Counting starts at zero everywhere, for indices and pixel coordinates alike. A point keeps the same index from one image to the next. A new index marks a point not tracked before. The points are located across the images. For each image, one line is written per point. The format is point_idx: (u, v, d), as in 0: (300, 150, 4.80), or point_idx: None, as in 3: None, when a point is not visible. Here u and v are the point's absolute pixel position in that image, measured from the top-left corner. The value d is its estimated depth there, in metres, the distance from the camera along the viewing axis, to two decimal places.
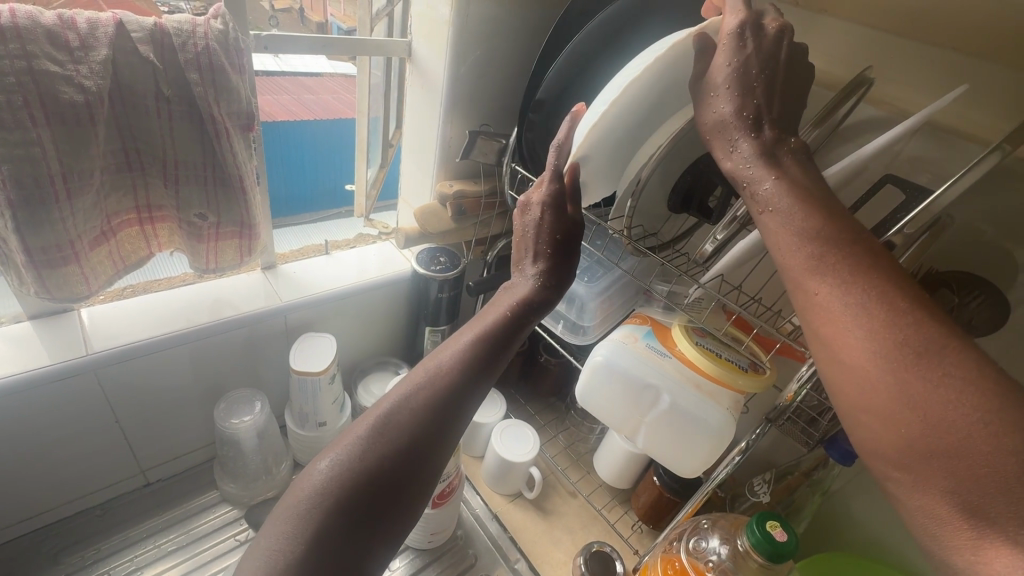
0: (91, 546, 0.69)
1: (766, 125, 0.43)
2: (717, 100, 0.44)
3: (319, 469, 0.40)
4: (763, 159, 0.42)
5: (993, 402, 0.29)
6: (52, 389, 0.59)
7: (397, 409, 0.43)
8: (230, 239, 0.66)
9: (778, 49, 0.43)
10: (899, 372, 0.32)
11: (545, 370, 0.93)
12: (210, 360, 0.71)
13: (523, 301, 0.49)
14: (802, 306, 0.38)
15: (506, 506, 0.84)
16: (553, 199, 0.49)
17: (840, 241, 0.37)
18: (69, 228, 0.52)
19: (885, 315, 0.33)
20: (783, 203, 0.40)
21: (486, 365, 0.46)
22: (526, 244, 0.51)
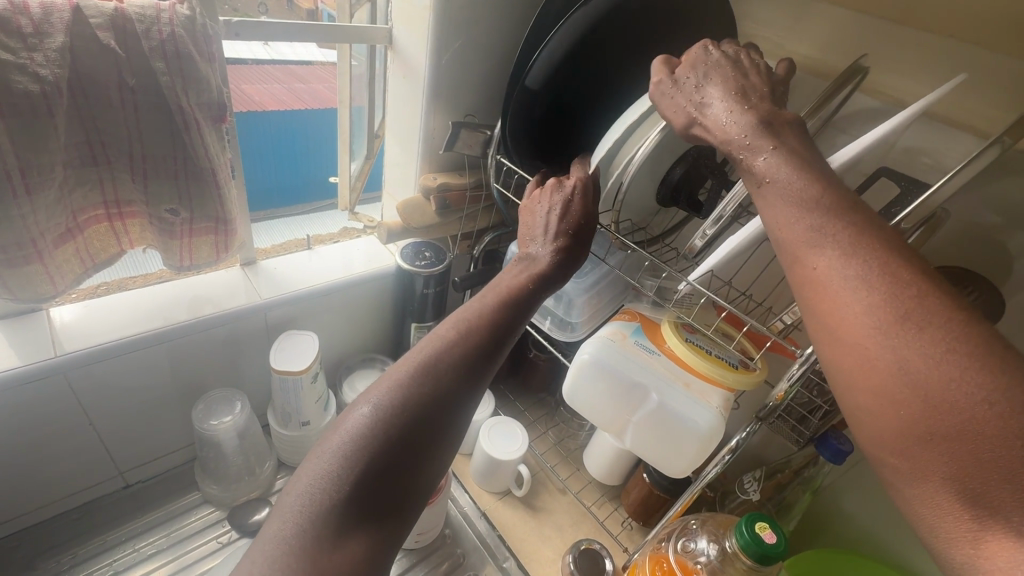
0: (67, 551, 0.67)
1: (756, 99, 0.44)
2: (696, 90, 0.46)
3: (362, 412, 0.39)
4: (762, 127, 0.42)
5: (998, 381, 0.27)
6: (21, 392, 0.57)
7: (435, 359, 0.42)
8: (205, 235, 0.64)
9: (742, 56, 0.49)
10: (901, 349, 0.30)
11: (534, 366, 0.91)
12: (188, 358, 0.69)
13: (541, 272, 0.50)
14: (802, 281, 0.36)
15: (495, 503, 0.82)
16: (587, 185, 0.54)
17: (841, 212, 0.35)
18: (30, 225, 0.50)
19: (887, 286, 0.31)
20: (781, 174, 0.39)
21: (513, 321, 0.47)
22: (550, 222, 0.53)
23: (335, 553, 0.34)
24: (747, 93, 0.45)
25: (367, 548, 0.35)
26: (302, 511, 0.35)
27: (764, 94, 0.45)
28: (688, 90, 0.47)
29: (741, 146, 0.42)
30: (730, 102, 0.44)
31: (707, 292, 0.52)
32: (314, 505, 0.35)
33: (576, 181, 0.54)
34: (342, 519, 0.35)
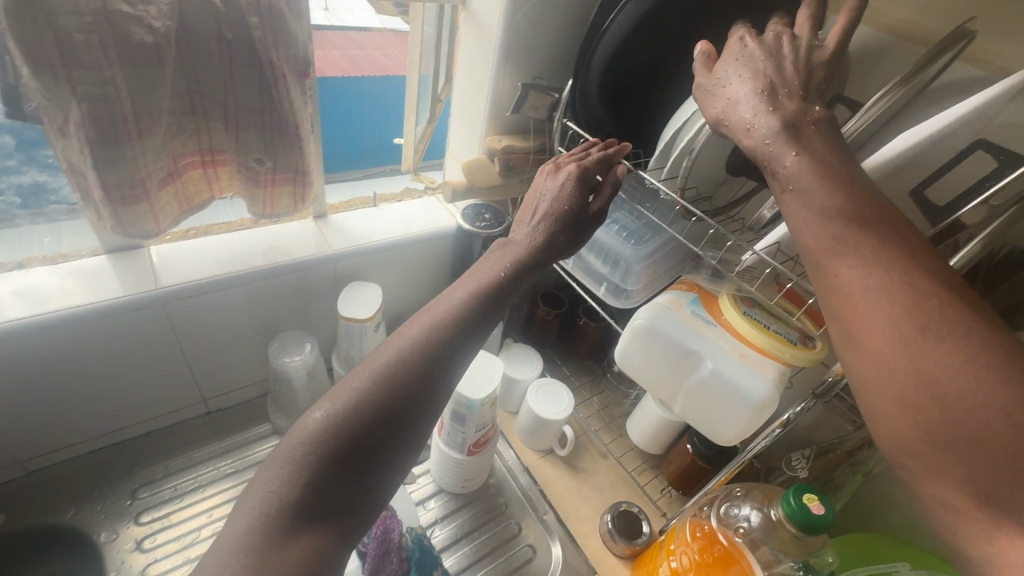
0: (159, 463, 0.76)
1: (784, 99, 0.43)
2: (725, 87, 0.47)
3: (315, 417, 0.41)
4: (784, 133, 0.42)
5: (1018, 392, 0.29)
6: (127, 318, 0.64)
7: (394, 361, 0.44)
8: (285, 186, 0.68)
9: (783, 40, 0.46)
10: (920, 358, 0.32)
11: (582, 333, 0.93)
12: (264, 300, 0.75)
13: (521, 258, 0.55)
14: (825, 289, 0.38)
15: (537, 461, 0.86)
16: (580, 172, 0.57)
17: (864, 223, 0.37)
18: (140, 166, 0.55)
19: (909, 296, 0.33)
20: (807, 180, 0.40)
21: (480, 319, 0.50)
22: (540, 205, 0.58)
23: (284, 552, 0.36)
24: (780, 90, 0.44)
25: (318, 547, 0.37)
26: (264, 505, 0.37)
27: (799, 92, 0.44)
28: (712, 90, 0.48)
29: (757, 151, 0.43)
30: (757, 102, 0.44)
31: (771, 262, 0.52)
32: (267, 505, 0.37)
33: (574, 168, 0.58)
34: (291, 520, 0.37)
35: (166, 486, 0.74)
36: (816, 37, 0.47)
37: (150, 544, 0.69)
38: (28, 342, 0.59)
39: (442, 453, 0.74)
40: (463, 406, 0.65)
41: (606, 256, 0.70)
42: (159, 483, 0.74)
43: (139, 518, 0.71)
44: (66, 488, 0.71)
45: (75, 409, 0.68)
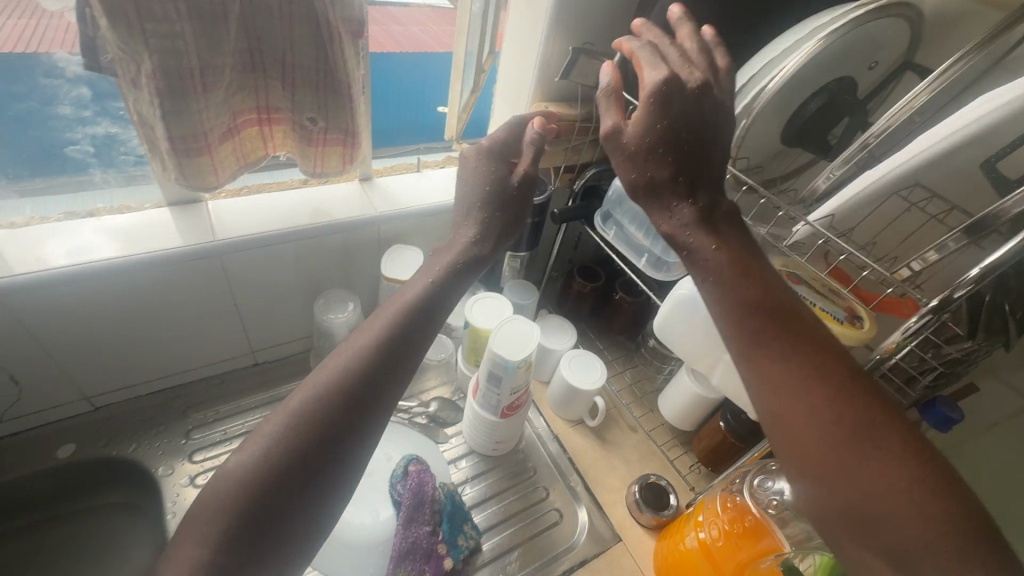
0: (211, 408, 0.81)
1: (699, 191, 0.48)
2: (641, 158, 0.48)
3: (230, 471, 0.41)
4: (702, 227, 0.47)
5: (914, 472, 0.35)
6: (188, 267, 0.67)
7: (313, 395, 0.44)
8: (335, 146, 0.70)
9: (699, 103, 0.48)
10: (837, 443, 0.37)
11: (617, 309, 0.93)
12: (311, 258, 0.78)
13: (451, 265, 0.54)
14: (753, 377, 0.42)
15: (567, 430, 0.87)
16: (488, 154, 0.59)
17: (780, 313, 0.43)
18: (203, 119, 0.58)
19: (819, 386, 0.39)
20: (725, 273, 0.45)
21: (409, 337, 0.49)
22: (464, 192, 0.59)
23: None
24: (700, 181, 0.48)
25: None
26: (211, 534, 0.39)
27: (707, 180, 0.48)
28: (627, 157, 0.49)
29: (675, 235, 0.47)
30: (680, 196, 0.47)
31: (825, 232, 0.52)
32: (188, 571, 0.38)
33: (479, 147, 0.59)
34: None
35: (218, 429, 0.79)
36: (722, 103, 0.50)
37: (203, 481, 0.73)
38: (99, 284, 0.62)
39: (476, 414, 0.76)
40: (499, 367, 0.66)
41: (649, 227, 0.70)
42: (211, 425, 0.79)
43: (192, 456, 0.75)
44: (127, 424, 0.76)
45: (137, 352, 0.72)
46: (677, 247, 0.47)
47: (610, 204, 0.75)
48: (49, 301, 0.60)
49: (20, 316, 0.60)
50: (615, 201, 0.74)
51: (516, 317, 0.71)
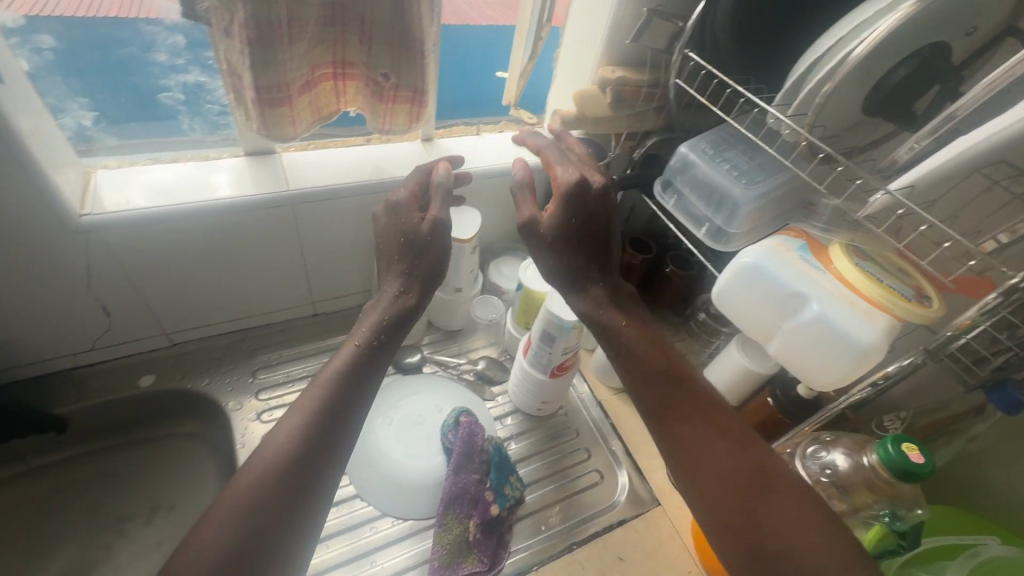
0: (275, 352, 0.85)
1: (601, 277, 0.62)
2: (560, 249, 0.61)
3: (189, 553, 0.44)
4: (613, 305, 0.62)
5: (794, 512, 0.49)
6: (263, 215, 0.71)
7: (270, 462, 0.49)
8: (404, 103, 0.71)
9: (600, 201, 0.61)
10: (738, 493, 0.50)
11: (666, 282, 0.93)
12: (371, 214, 0.80)
13: (385, 325, 0.61)
14: (670, 438, 0.55)
15: (611, 397, 0.88)
16: (392, 211, 0.64)
17: (681, 387, 0.58)
18: (286, 70, 0.60)
19: (720, 444, 0.53)
20: (635, 347, 0.60)
21: (350, 397, 0.55)
22: (380, 243, 0.66)
23: None
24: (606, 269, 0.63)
25: None
26: (207, 559, 0.43)
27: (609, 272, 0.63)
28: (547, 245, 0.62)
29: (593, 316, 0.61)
30: (593, 286, 0.62)
31: (907, 202, 0.49)
32: None
33: (384, 207, 0.65)
34: None
35: (282, 371, 0.84)
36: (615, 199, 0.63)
37: (268, 418, 0.78)
38: (183, 227, 0.66)
39: (525, 372, 0.78)
40: (554, 326, 0.68)
41: (712, 197, 0.69)
42: (275, 367, 0.84)
43: (259, 394, 0.81)
44: (199, 362, 0.82)
45: (210, 296, 0.77)
46: (597, 327, 0.61)
47: (671, 172, 0.74)
48: (141, 239, 0.65)
49: (115, 251, 0.64)
50: (678, 169, 0.73)
51: None
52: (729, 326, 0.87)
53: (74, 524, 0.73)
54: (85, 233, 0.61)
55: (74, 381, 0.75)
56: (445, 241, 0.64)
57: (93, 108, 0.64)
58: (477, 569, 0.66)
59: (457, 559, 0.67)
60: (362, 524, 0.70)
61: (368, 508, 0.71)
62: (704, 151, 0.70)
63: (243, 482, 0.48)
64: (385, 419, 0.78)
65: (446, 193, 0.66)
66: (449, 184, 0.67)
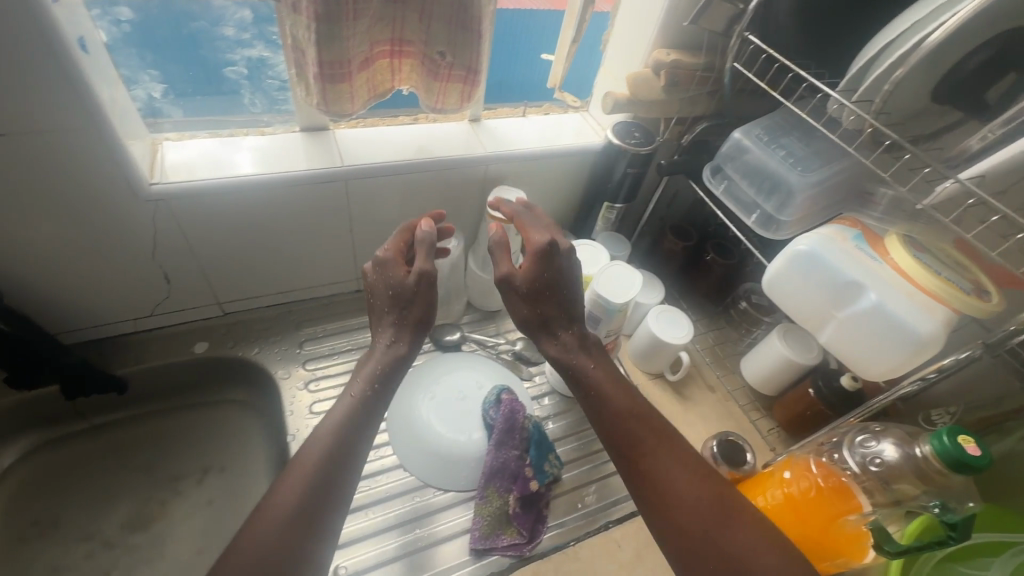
0: (320, 325, 0.88)
1: (572, 326, 0.64)
2: (530, 300, 0.63)
3: None
4: (582, 351, 0.63)
5: (760, 541, 0.50)
6: (317, 190, 0.72)
7: (283, 505, 0.50)
8: (457, 82, 0.71)
9: (569, 258, 0.65)
10: (706, 524, 0.51)
11: (706, 270, 0.92)
12: (418, 193, 0.81)
13: (385, 369, 0.62)
14: (636, 468, 0.55)
15: (647, 382, 0.89)
16: (384, 260, 0.65)
17: (648, 421, 0.58)
18: (348, 46, 0.61)
19: (685, 475, 0.54)
20: (603, 386, 0.60)
21: (354, 439, 0.56)
22: (372, 296, 0.66)
23: None
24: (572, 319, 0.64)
25: None
26: None
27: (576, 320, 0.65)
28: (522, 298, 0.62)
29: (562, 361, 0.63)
30: (569, 336, 0.64)
31: (978, 190, 0.47)
32: None
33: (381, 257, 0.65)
34: None
35: (326, 344, 0.86)
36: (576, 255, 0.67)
37: (315, 387, 0.81)
38: (241, 198, 0.68)
39: None
40: (600, 308, 0.68)
41: (766, 183, 0.69)
42: (320, 340, 0.86)
43: (305, 364, 0.83)
44: (249, 332, 0.84)
45: (262, 268, 0.79)
46: (565, 371, 0.62)
47: (722, 158, 0.74)
48: (203, 209, 0.67)
49: (177, 219, 0.67)
50: (729, 154, 0.73)
51: (619, 263, 0.73)
52: (770, 316, 0.86)
53: (131, 480, 0.77)
54: (153, 201, 0.63)
55: (133, 345, 0.79)
56: (434, 293, 0.64)
57: (162, 81, 0.66)
58: (516, 541, 0.68)
59: (496, 531, 0.69)
60: (406, 492, 0.73)
61: (410, 478, 0.74)
62: (759, 138, 0.69)
63: (265, 526, 0.49)
64: (427, 394, 0.80)
65: (432, 246, 0.65)
66: (433, 240, 0.66)
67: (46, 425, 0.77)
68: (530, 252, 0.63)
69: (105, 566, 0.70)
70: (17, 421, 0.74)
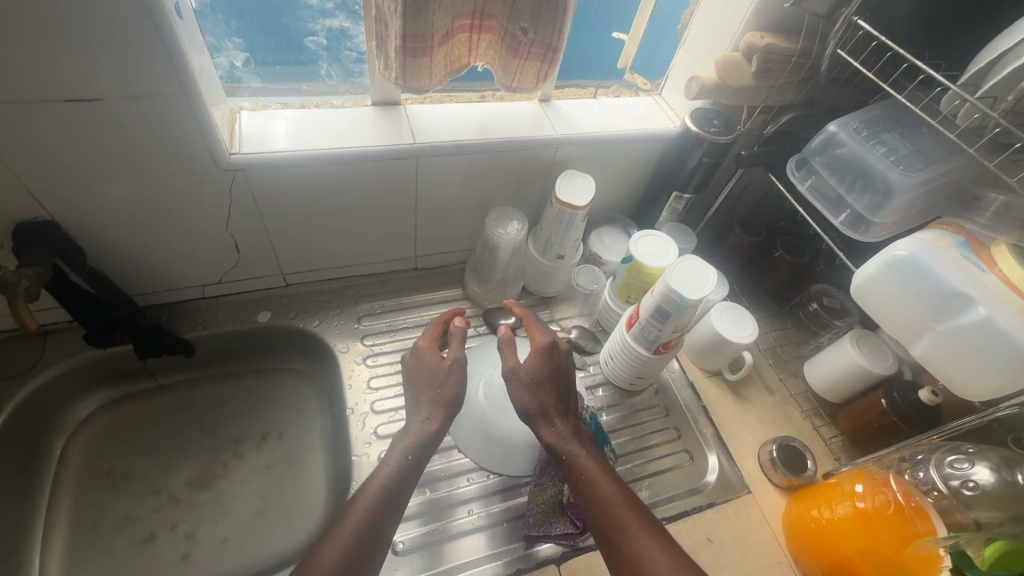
0: (377, 301, 0.88)
1: (568, 416, 0.65)
2: (533, 386, 0.65)
3: None
4: (574, 439, 0.64)
5: None
6: (385, 166, 0.71)
7: (324, 563, 0.52)
8: (535, 61, 0.69)
9: (568, 358, 0.69)
10: None
11: (773, 267, 0.88)
12: (484, 174, 0.79)
13: (416, 444, 0.62)
14: (619, 553, 0.55)
15: (704, 379, 0.87)
16: (421, 350, 0.69)
17: (635, 510, 0.58)
18: (432, 19, 0.59)
19: (670, 560, 0.54)
20: (592, 473, 0.61)
21: (391, 503, 0.58)
22: (412, 377, 0.68)
23: None
24: (568, 410, 0.66)
25: None
26: None
27: (573, 410, 0.66)
28: (524, 385, 0.65)
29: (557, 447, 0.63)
30: (564, 424, 0.64)
31: None
32: None
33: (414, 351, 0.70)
34: None
35: (384, 320, 0.87)
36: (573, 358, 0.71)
37: (372, 362, 0.82)
38: (313, 170, 0.68)
39: (627, 346, 0.78)
40: (672, 303, 0.66)
41: (860, 179, 0.64)
42: (378, 315, 0.87)
43: (363, 339, 0.84)
44: (310, 304, 0.85)
45: (326, 241, 0.80)
46: (560, 459, 0.62)
47: (810, 151, 0.69)
48: (278, 181, 0.67)
49: (253, 190, 0.67)
50: (819, 147, 0.68)
51: (692, 257, 0.70)
52: (843, 320, 0.82)
53: (195, 440, 0.79)
54: (233, 171, 0.64)
55: (201, 310, 0.81)
56: (464, 371, 0.66)
57: (245, 50, 0.66)
58: (569, 530, 0.67)
59: (550, 519, 0.68)
60: (460, 475, 0.74)
61: (464, 460, 0.75)
62: (857, 131, 0.65)
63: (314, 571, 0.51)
64: (485, 378, 0.78)
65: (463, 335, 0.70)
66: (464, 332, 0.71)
67: (119, 382, 0.80)
68: (537, 345, 0.67)
69: (172, 520, 0.73)
70: (94, 376, 0.77)
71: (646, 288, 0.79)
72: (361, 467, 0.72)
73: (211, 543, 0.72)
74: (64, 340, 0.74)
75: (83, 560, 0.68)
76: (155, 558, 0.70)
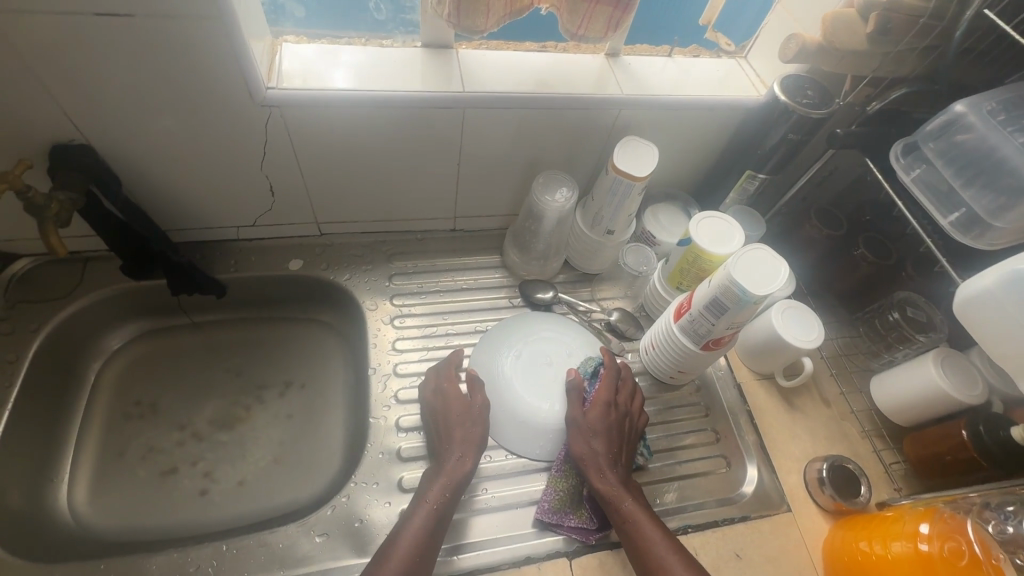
0: (411, 260, 0.84)
1: (619, 463, 0.64)
2: (590, 435, 0.65)
3: None
4: (623, 485, 0.62)
5: None
6: (428, 115, 0.66)
7: None
8: (608, 5, 0.60)
9: (637, 417, 0.69)
10: None
11: (851, 266, 0.78)
12: (535, 133, 0.72)
13: (455, 484, 0.61)
14: None
15: (752, 382, 0.79)
16: (438, 388, 0.69)
17: (689, 570, 0.55)
18: None
19: None
20: (640, 517, 0.60)
21: (431, 541, 0.57)
22: (439, 417, 0.67)
23: None
24: (618, 457, 0.65)
25: None
26: None
27: (623, 461, 0.65)
28: (582, 432, 0.65)
29: (608, 496, 0.61)
30: (617, 470, 0.63)
31: None
32: None
33: (433, 382, 0.70)
34: None
35: (416, 281, 0.83)
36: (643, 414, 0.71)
37: (400, 324, 0.79)
38: (352, 112, 0.63)
39: (672, 337, 0.71)
40: (731, 298, 0.59)
41: (984, 173, 0.53)
42: (410, 275, 0.83)
43: (392, 299, 0.81)
44: (342, 256, 0.83)
45: (364, 193, 0.76)
46: (606, 505, 0.61)
47: (923, 135, 0.58)
48: (316, 123, 0.63)
49: (291, 130, 0.63)
50: (936, 131, 0.57)
51: (760, 245, 0.61)
52: (927, 336, 0.72)
53: (221, 381, 0.79)
54: (269, 108, 0.60)
55: (235, 252, 0.79)
56: (484, 408, 0.67)
57: None
58: (584, 524, 0.63)
59: (566, 508, 0.64)
60: None
61: None
62: (991, 114, 0.53)
63: None
64: (513, 352, 0.75)
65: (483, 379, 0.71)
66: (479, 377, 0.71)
67: (152, 315, 0.80)
68: (599, 398, 0.67)
69: (193, 456, 0.73)
70: (128, 307, 0.77)
71: (701, 276, 0.71)
72: (377, 430, 0.70)
73: (228, 483, 0.72)
74: (102, 267, 0.75)
75: (107, 484, 0.70)
76: (174, 491, 0.70)
